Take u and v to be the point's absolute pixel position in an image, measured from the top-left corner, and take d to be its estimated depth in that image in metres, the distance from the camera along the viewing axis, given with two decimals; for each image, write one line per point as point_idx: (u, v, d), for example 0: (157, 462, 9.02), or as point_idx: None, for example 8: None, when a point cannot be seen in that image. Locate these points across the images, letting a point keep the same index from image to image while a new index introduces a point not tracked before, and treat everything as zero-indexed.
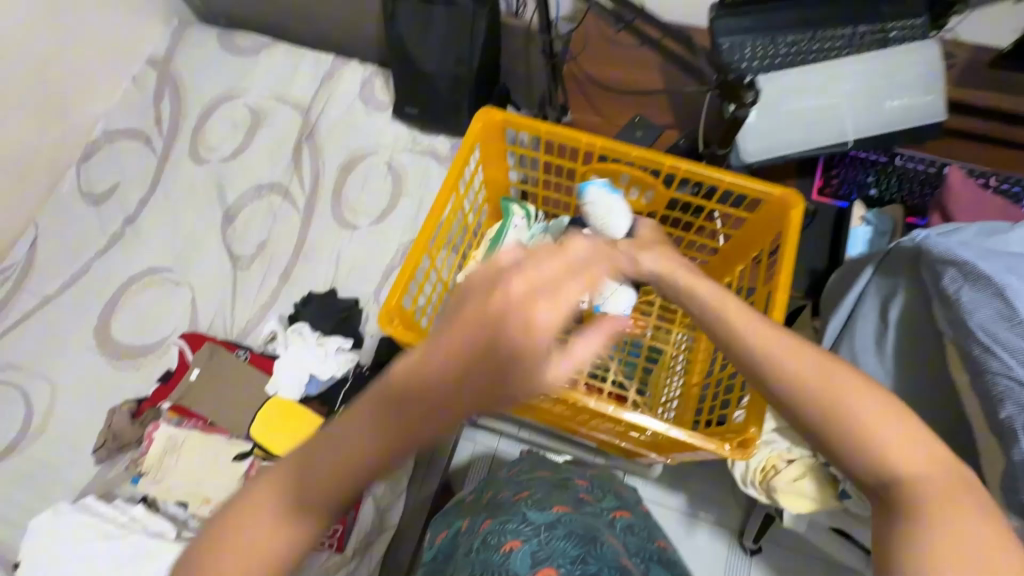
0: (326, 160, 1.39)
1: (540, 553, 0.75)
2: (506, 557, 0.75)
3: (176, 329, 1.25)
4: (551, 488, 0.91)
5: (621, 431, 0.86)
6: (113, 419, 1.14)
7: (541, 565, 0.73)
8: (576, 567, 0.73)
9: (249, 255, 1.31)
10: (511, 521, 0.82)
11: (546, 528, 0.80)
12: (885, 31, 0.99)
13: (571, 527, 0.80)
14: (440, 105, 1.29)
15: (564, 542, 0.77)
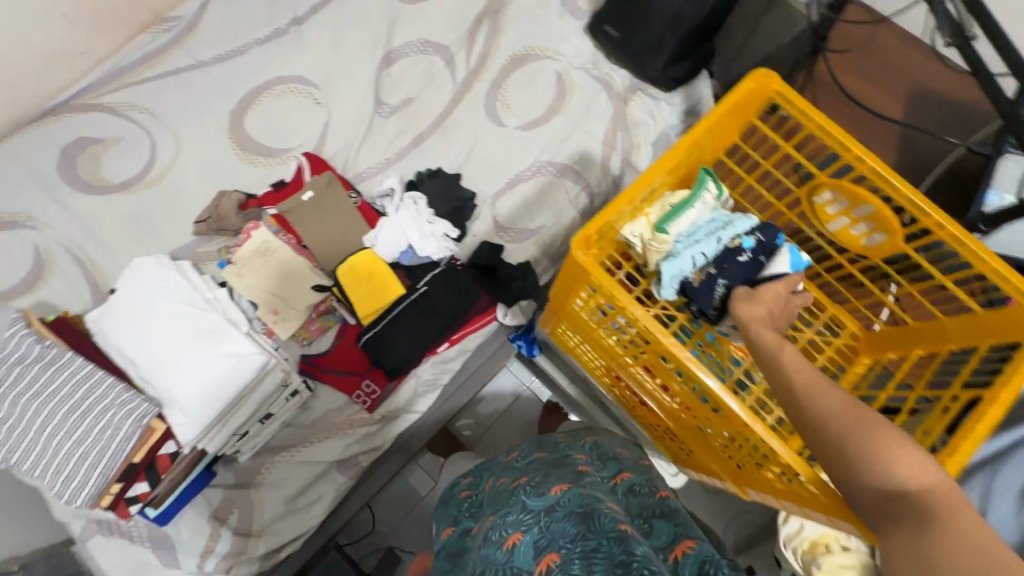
0: (500, 45, 1.32)
1: (542, 543, 0.60)
2: (510, 555, 0.61)
3: (302, 146, 1.25)
4: (550, 467, 0.75)
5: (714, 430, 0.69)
6: (222, 201, 1.18)
7: (544, 553, 0.59)
8: (579, 548, 0.57)
9: (392, 106, 1.28)
10: (510, 511, 0.67)
11: (544, 513, 0.64)
12: None
13: (572, 506, 0.63)
14: (643, 38, 1.19)
15: (562, 523, 0.62)
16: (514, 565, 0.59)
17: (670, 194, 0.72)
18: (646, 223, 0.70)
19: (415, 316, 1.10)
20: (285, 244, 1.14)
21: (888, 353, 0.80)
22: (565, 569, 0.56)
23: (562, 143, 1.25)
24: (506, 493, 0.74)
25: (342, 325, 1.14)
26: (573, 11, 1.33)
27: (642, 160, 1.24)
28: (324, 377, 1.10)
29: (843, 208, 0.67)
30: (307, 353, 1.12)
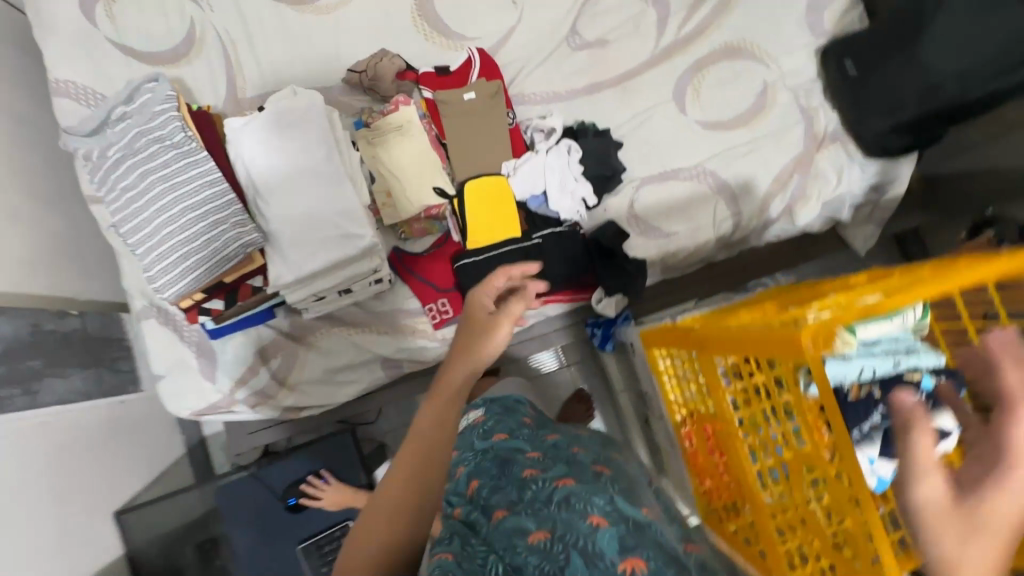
0: (723, 27, 1.19)
1: (630, 542, 0.64)
2: (594, 531, 0.65)
3: (480, 39, 1.17)
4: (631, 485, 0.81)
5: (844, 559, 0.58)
6: (383, 61, 1.11)
7: (631, 554, 0.62)
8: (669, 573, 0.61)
9: (584, 40, 1.17)
10: (598, 495, 0.72)
11: (635, 522, 0.68)
12: None
13: (659, 537, 0.67)
14: (878, 91, 1.05)
15: (655, 545, 0.65)
16: (597, 543, 0.63)
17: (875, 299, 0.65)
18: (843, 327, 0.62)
19: (519, 263, 1.06)
20: (425, 132, 1.09)
21: None
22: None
23: (733, 158, 1.15)
24: (585, 473, 0.79)
25: (444, 236, 1.11)
26: (814, 24, 1.18)
27: (804, 214, 1.14)
28: (407, 276, 1.09)
29: None
30: (401, 247, 1.11)
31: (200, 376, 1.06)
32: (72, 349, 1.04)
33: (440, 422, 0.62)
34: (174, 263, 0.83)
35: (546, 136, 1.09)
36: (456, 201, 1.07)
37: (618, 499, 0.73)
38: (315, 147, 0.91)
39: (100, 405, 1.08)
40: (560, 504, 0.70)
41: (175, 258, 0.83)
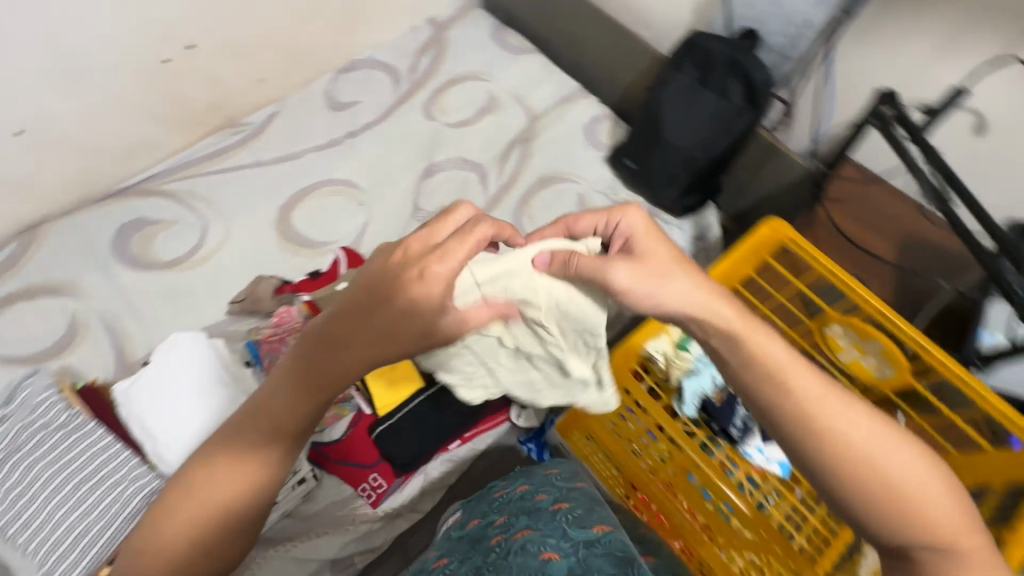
0: (529, 165, 1.48)
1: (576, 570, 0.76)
2: (544, 563, 0.78)
3: (340, 240, 1.36)
4: (592, 508, 0.92)
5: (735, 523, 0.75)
6: (259, 285, 1.25)
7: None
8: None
9: (428, 211, 1.41)
10: (551, 534, 0.85)
11: (584, 545, 0.81)
12: None
13: (611, 549, 0.80)
14: (658, 173, 1.31)
15: (602, 561, 0.78)
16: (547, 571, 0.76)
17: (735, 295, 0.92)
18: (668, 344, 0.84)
19: (433, 413, 1.11)
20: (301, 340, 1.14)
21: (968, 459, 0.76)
22: None
23: None
24: (549, 512, 0.90)
25: (357, 415, 1.11)
26: (594, 143, 1.51)
27: None
28: (327, 463, 1.09)
29: (853, 340, 0.88)
30: (318, 441, 1.10)
31: None
32: None
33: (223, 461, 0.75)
34: (75, 544, 0.82)
35: None
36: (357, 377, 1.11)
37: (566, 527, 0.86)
38: (205, 378, 0.98)
39: None
40: (516, 551, 0.82)
41: (75, 538, 0.82)
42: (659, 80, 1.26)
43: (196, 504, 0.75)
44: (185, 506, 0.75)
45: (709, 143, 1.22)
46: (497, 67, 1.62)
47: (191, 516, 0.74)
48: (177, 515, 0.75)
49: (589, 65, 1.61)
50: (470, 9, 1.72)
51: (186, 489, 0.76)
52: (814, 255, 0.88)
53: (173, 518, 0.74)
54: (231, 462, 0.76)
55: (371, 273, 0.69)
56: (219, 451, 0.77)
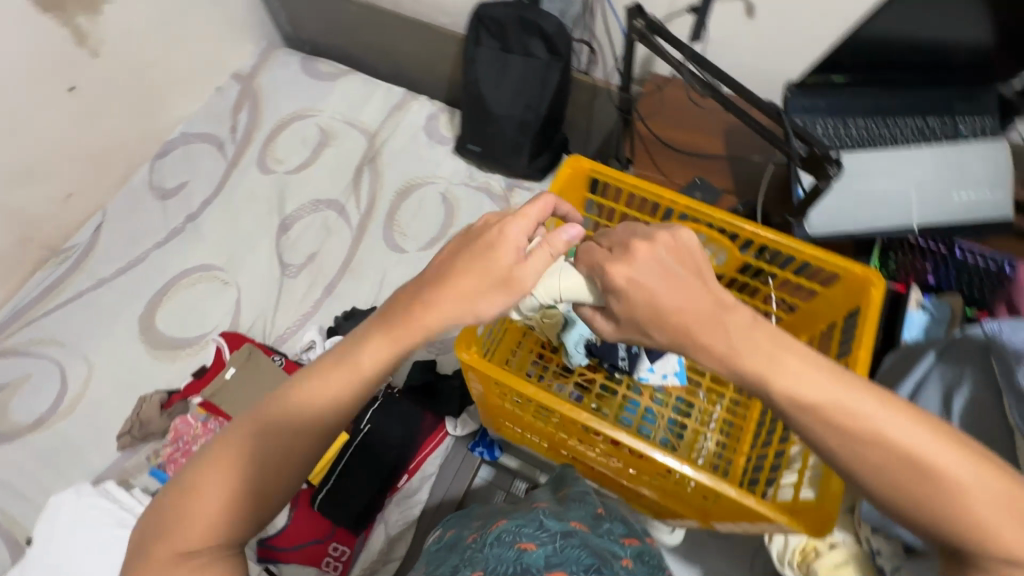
0: (384, 183, 1.45)
1: (553, 557, 0.56)
2: (519, 553, 0.57)
3: (217, 327, 1.28)
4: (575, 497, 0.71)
5: (666, 484, 0.67)
6: (143, 406, 1.15)
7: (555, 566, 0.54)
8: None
9: (298, 264, 1.35)
10: (528, 524, 0.64)
11: (561, 536, 0.62)
12: (955, 125, 0.82)
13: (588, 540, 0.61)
14: (502, 145, 1.33)
15: (579, 551, 0.58)
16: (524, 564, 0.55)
17: None
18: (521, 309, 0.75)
19: (367, 459, 1.07)
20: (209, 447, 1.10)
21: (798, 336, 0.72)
22: None
23: None
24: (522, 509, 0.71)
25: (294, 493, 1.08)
26: (439, 139, 1.50)
27: None
28: (280, 554, 1.03)
29: None
30: (263, 536, 1.04)
31: None
32: None
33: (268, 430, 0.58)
34: None
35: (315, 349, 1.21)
36: None
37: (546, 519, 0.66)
38: (99, 535, 0.93)
39: None
40: (492, 543, 0.61)
41: None
42: (465, 59, 1.26)
43: (240, 484, 0.57)
44: (230, 488, 0.57)
45: (533, 103, 1.25)
46: (319, 98, 1.57)
47: (220, 502, 0.56)
48: (211, 488, 0.56)
49: (408, 68, 1.60)
50: (272, 50, 1.65)
51: (228, 462, 0.57)
52: (622, 177, 0.69)
53: (202, 498, 0.56)
54: (287, 449, 0.58)
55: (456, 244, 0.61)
56: (282, 425, 0.58)
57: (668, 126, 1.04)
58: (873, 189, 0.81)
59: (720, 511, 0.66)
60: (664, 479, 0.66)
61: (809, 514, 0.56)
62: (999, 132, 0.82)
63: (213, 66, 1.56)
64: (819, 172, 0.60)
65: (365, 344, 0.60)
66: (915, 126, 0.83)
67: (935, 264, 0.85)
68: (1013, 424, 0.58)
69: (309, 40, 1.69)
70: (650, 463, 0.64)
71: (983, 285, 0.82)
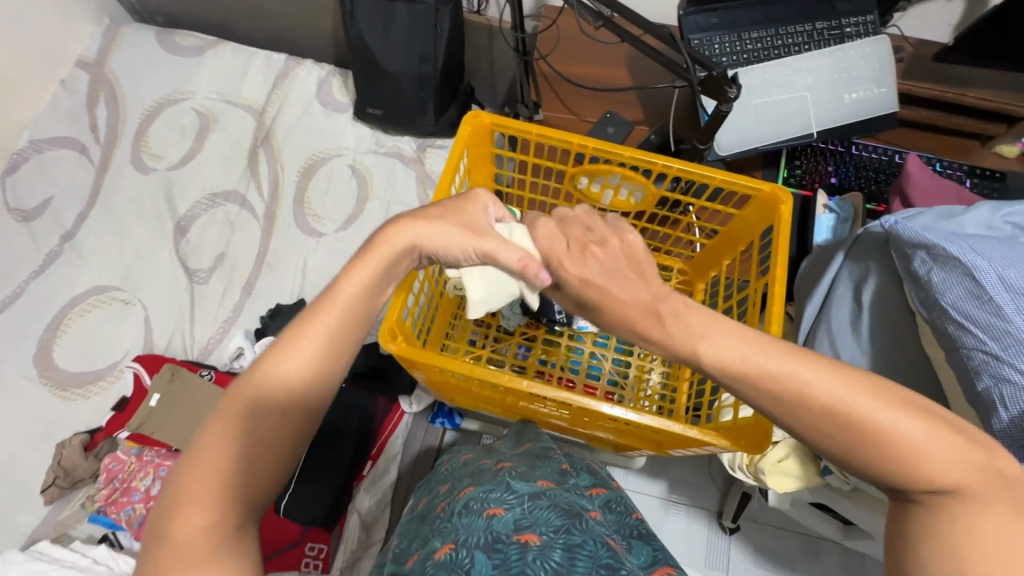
0: (285, 164, 1.33)
1: (523, 521, 0.53)
2: (490, 522, 0.53)
3: (130, 351, 1.16)
4: (535, 461, 0.69)
5: (618, 428, 0.69)
6: (63, 453, 1.05)
7: (522, 531, 0.52)
8: (565, 540, 0.51)
9: (206, 268, 1.24)
10: (494, 489, 0.60)
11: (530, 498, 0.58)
12: (840, 26, 0.84)
13: (558, 499, 0.57)
14: (405, 104, 1.24)
15: (549, 513, 0.55)
16: (492, 536, 0.51)
17: None
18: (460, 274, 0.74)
19: (324, 455, 1.03)
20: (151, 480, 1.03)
21: (723, 261, 0.74)
22: (546, 558, 0.49)
23: (384, 224, 1.28)
24: (487, 472, 0.67)
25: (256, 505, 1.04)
26: (336, 106, 1.37)
27: None
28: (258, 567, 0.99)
29: (601, 182, 0.71)
30: None
31: None
32: None
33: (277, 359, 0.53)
34: None
35: (246, 355, 1.12)
36: None
37: (514, 479, 0.62)
38: None
39: None
40: (458, 515, 0.57)
41: None
42: (344, 15, 1.13)
43: (246, 439, 0.50)
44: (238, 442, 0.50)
45: (428, 54, 1.16)
46: (188, 78, 1.38)
47: (231, 448, 0.50)
48: (214, 450, 0.49)
49: (285, 29, 1.43)
50: (118, 28, 1.42)
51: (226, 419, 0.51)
52: (527, 127, 0.65)
53: (204, 459, 0.49)
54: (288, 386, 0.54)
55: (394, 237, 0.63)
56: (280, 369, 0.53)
57: (569, 62, 1.00)
58: (774, 100, 0.82)
59: (670, 441, 0.69)
60: (613, 424, 0.68)
61: (755, 429, 0.60)
62: (880, 28, 0.84)
63: (47, 55, 1.32)
64: (720, 95, 0.59)
65: (350, 273, 0.57)
66: (805, 32, 0.84)
67: (835, 164, 0.89)
68: (913, 307, 0.63)
69: (161, 10, 1.47)
70: (597, 414, 0.66)
71: (875, 177, 0.88)
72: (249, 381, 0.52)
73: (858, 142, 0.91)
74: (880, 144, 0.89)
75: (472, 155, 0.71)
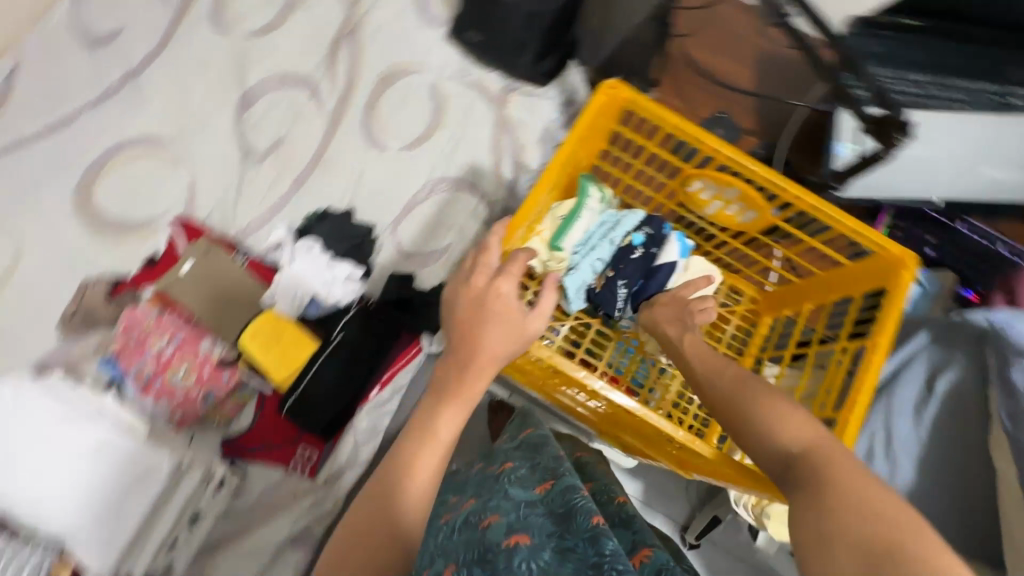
0: (365, 65, 1.26)
1: (516, 525, 0.63)
2: (486, 533, 0.63)
3: (169, 212, 1.14)
4: (531, 454, 0.80)
5: (650, 438, 0.73)
6: (88, 292, 1.06)
7: (516, 532, 0.61)
8: (555, 545, 0.61)
9: (261, 150, 1.19)
10: (492, 497, 0.70)
11: (526, 504, 0.68)
12: (1006, 98, 0.74)
13: (552, 506, 0.67)
14: (507, 39, 1.17)
15: (543, 520, 0.65)
16: (486, 545, 0.61)
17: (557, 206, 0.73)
18: (541, 243, 0.72)
19: (337, 370, 1.03)
20: (165, 344, 1.03)
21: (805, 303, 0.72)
22: (535, 557, 0.58)
23: (448, 157, 1.23)
24: (490, 476, 0.77)
25: (260, 397, 1.05)
26: (431, 19, 1.29)
27: (531, 157, 1.24)
28: (250, 454, 1.04)
29: (715, 193, 0.68)
30: (228, 434, 1.05)
31: None
32: None
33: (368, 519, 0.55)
34: None
35: (284, 249, 1.10)
36: (243, 358, 1.04)
37: (513, 485, 0.72)
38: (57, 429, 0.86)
39: None
40: (459, 528, 0.68)
41: None
42: None
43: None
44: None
45: None
46: None
47: None
48: None
49: None
50: None
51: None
52: (663, 115, 0.61)
53: None
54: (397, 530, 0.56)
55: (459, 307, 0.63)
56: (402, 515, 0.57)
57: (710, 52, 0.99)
58: (913, 157, 0.80)
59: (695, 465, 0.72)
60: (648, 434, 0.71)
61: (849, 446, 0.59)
62: None
63: None
64: (889, 140, 0.63)
65: (441, 406, 0.59)
66: (965, 93, 0.74)
67: (936, 236, 0.88)
68: None
69: None
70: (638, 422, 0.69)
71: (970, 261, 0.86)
72: (343, 539, 0.55)
73: (967, 221, 0.88)
74: (987, 230, 0.86)
75: (590, 130, 0.67)
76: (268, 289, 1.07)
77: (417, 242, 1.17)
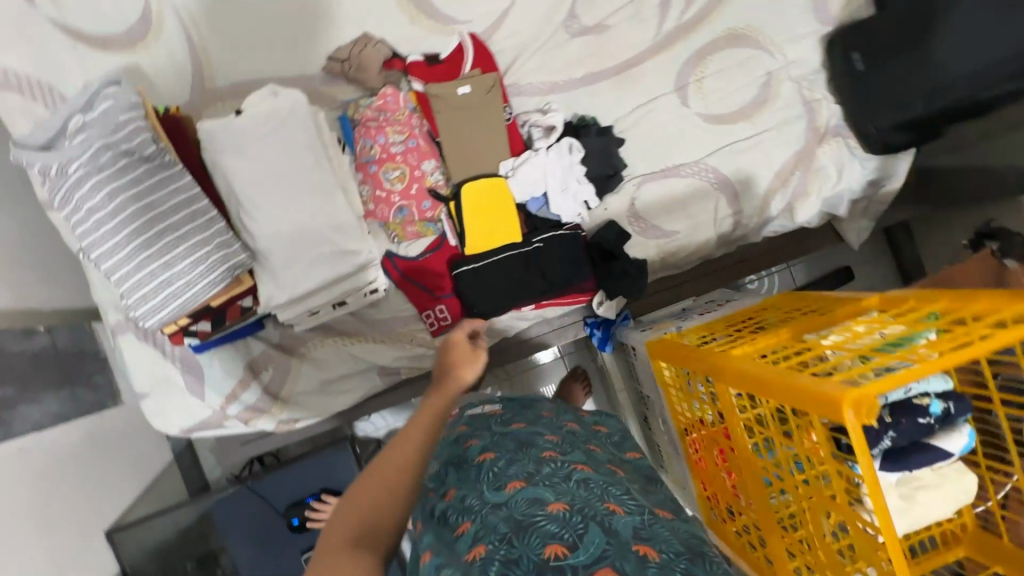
0: (728, 11, 1.13)
1: (643, 532, 0.63)
2: (611, 516, 0.64)
3: (471, 23, 1.08)
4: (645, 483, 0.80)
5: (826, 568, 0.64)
6: (368, 48, 1.02)
7: (644, 542, 0.62)
8: (682, 565, 0.60)
9: (582, 24, 1.10)
10: (614, 487, 0.72)
11: (649, 513, 0.69)
12: None
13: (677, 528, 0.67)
14: (891, 88, 1.01)
15: (669, 534, 0.65)
16: (613, 524, 0.63)
17: (884, 325, 0.62)
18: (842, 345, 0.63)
19: (519, 270, 1.02)
20: (400, 141, 1.02)
21: None
22: (665, 569, 0.58)
23: (734, 154, 1.12)
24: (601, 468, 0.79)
25: (439, 239, 1.04)
26: (821, 10, 1.13)
27: (803, 212, 1.13)
28: (399, 283, 1.03)
29: None
30: (394, 251, 1.04)
31: (189, 394, 1.01)
32: (43, 369, 0.97)
33: (385, 457, 0.57)
34: (146, 282, 0.76)
35: (547, 134, 1.03)
36: (453, 203, 1.02)
37: (632, 491, 0.73)
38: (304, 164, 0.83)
39: (79, 427, 1.04)
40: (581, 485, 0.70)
41: (142, 277, 0.75)
42: None
43: (357, 535, 0.50)
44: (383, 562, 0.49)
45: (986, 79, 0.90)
46: None
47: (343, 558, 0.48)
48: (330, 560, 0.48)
49: None
50: None
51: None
52: None
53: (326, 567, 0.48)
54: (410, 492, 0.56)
55: (441, 365, 0.73)
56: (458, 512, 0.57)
57: None
58: None
59: None
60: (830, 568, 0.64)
61: None
62: None
63: None
64: None
65: (434, 393, 0.66)
66: None
67: None
68: None
69: None
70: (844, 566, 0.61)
71: None
72: (352, 493, 0.54)
73: None
74: None
75: (993, 307, 0.56)
76: (509, 158, 1.03)
77: (651, 210, 1.10)
